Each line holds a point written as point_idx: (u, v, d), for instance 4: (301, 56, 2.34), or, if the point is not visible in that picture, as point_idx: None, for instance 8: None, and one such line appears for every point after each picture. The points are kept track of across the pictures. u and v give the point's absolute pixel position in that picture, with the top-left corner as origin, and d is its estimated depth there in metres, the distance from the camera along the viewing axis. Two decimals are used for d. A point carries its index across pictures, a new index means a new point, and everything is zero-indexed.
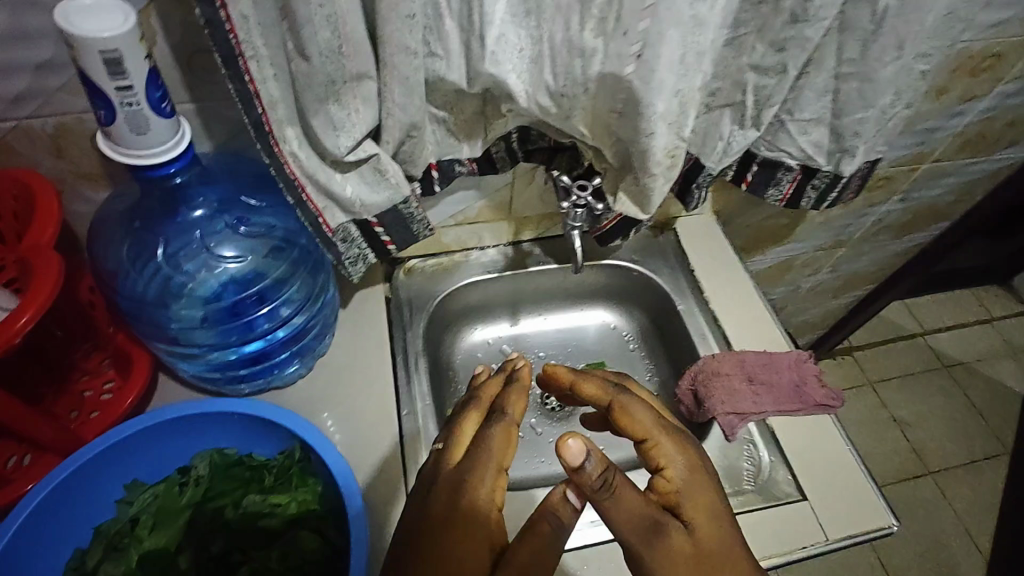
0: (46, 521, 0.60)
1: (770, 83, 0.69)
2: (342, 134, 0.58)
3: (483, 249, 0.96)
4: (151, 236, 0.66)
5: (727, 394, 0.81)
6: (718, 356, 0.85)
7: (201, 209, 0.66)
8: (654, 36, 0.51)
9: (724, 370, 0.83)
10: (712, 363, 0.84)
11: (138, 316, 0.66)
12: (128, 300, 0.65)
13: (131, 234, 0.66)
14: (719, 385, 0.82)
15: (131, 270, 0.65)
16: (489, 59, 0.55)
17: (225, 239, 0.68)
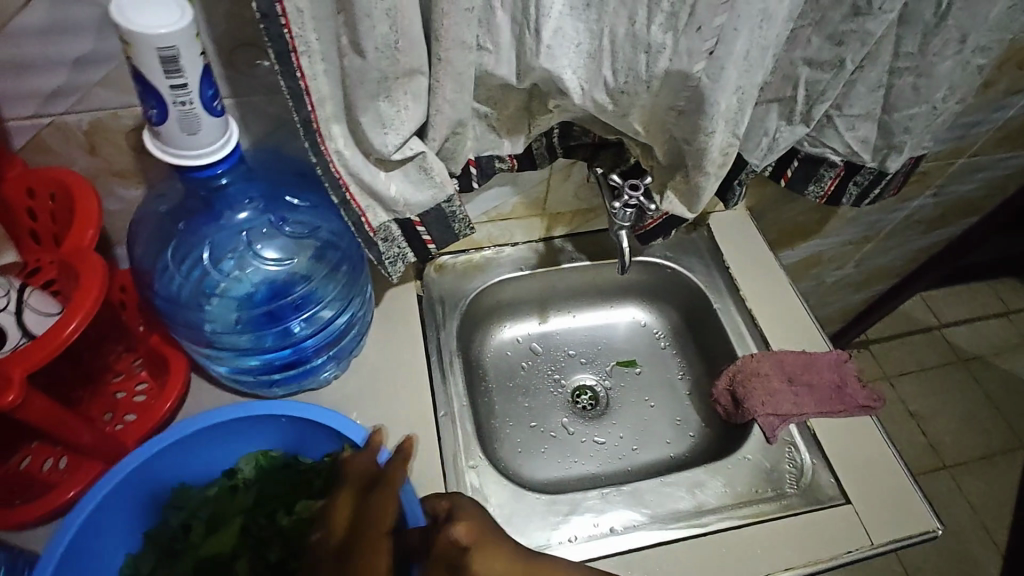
0: (100, 528, 0.59)
1: (826, 78, 0.67)
2: (390, 132, 0.56)
3: (514, 246, 0.94)
4: (193, 237, 0.65)
5: (769, 395, 0.80)
6: (759, 356, 0.83)
7: (246, 210, 0.66)
8: (728, 32, 0.50)
9: (766, 370, 0.81)
10: (753, 363, 0.83)
11: (173, 317, 0.64)
12: (164, 300, 0.63)
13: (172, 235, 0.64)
14: (761, 386, 0.80)
15: (169, 269, 0.64)
16: (544, 54, 0.53)
17: (267, 241, 0.67)
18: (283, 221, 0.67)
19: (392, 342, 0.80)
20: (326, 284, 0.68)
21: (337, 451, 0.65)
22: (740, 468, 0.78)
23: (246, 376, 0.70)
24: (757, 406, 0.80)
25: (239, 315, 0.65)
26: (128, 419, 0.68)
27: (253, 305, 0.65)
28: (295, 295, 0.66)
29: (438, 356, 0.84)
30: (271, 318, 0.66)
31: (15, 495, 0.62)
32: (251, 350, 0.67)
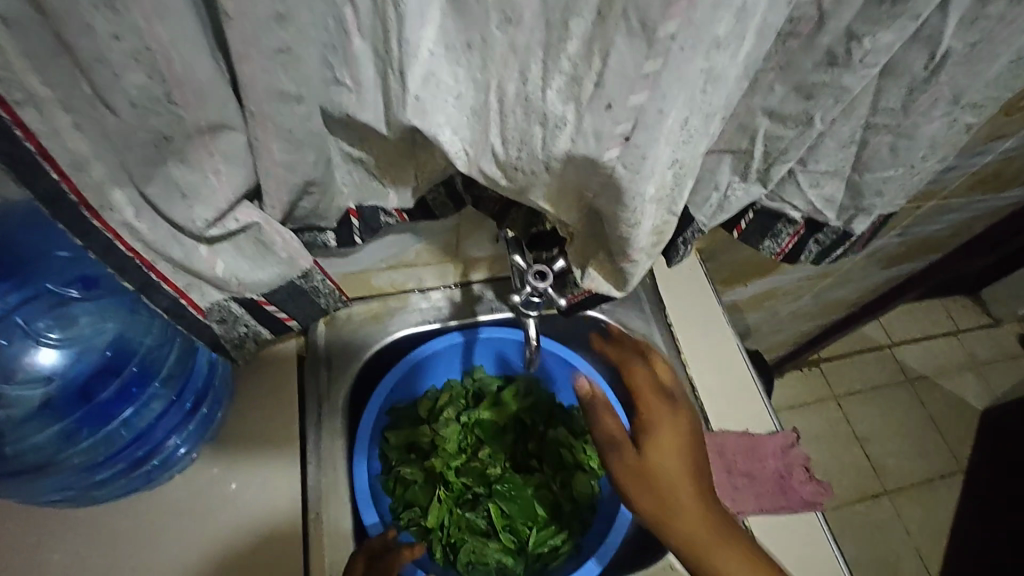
0: (422, 367, 0.76)
1: (789, 135, 0.54)
2: (197, 205, 0.40)
3: (425, 292, 0.78)
4: None
5: (675, 472, 0.56)
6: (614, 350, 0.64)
7: None
8: (650, 115, 0.35)
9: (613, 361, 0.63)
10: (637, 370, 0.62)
11: None
12: None
13: None
14: (667, 467, 0.56)
15: None
16: (412, 107, 0.38)
17: (26, 347, 0.55)
18: (57, 315, 0.56)
19: (257, 417, 0.66)
20: (156, 361, 0.59)
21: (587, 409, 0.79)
22: None
23: (71, 493, 0.58)
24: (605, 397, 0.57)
25: (38, 410, 0.55)
26: None
27: (60, 408, 0.55)
28: (116, 382, 0.57)
29: (318, 439, 0.68)
30: (88, 415, 0.56)
31: None
32: (61, 463, 0.55)
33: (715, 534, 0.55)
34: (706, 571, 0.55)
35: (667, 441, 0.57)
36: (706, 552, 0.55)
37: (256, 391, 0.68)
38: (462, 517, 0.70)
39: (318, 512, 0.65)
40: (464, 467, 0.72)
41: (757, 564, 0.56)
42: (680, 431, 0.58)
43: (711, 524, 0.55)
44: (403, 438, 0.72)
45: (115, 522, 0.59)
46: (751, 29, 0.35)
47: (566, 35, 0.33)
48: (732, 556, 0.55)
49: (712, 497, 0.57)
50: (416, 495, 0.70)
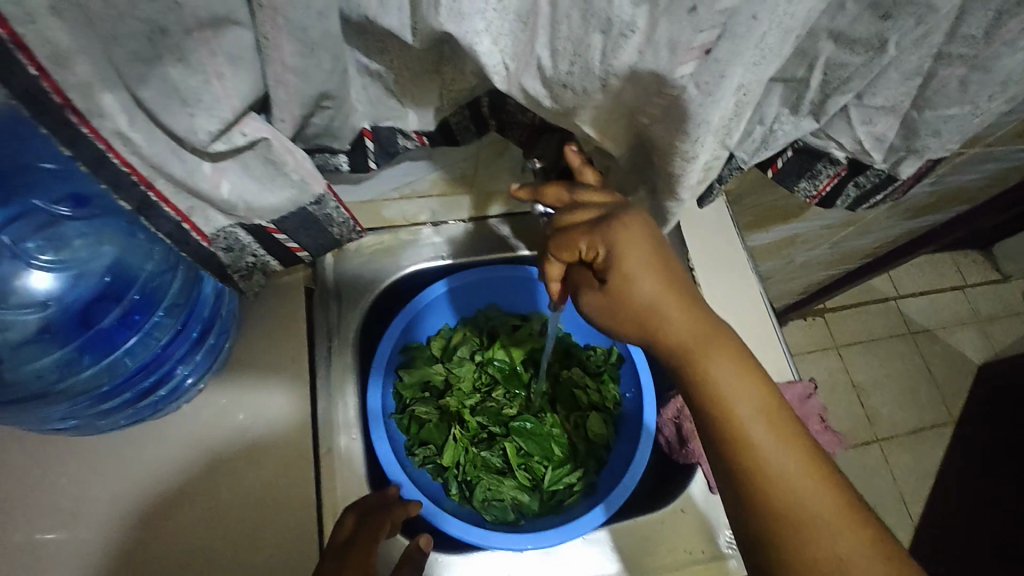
0: (438, 306, 0.74)
1: (854, 62, 0.49)
2: (200, 113, 0.36)
3: (439, 226, 0.74)
4: None
5: (727, 377, 0.46)
6: (627, 223, 0.45)
7: None
8: (741, 21, 0.31)
9: (598, 214, 0.46)
10: (624, 259, 0.45)
11: None
12: None
13: None
14: (712, 370, 0.46)
15: None
16: (445, 8, 0.33)
17: (20, 269, 0.53)
18: (58, 233, 0.54)
19: (267, 357, 0.63)
20: (159, 289, 0.56)
21: (603, 348, 0.77)
22: (675, 525, 0.66)
23: (82, 420, 0.57)
24: (641, 282, 0.45)
25: (37, 335, 0.53)
26: None
27: (64, 335, 0.54)
28: (118, 310, 0.55)
29: (327, 371, 0.67)
30: (91, 343, 0.54)
31: None
32: (62, 393, 0.53)
33: (786, 441, 0.45)
34: (746, 452, 0.45)
35: (710, 341, 0.46)
36: (790, 492, 0.44)
37: (263, 324, 0.64)
38: (476, 455, 0.69)
39: (330, 447, 0.64)
40: (479, 407, 0.72)
41: (844, 488, 0.45)
42: (697, 326, 0.46)
43: (777, 422, 0.46)
44: (418, 377, 0.71)
45: (127, 451, 0.58)
46: None
47: None
48: (776, 426, 0.46)
49: (769, 395, 0.46)
50: (431, 434, 0.68)
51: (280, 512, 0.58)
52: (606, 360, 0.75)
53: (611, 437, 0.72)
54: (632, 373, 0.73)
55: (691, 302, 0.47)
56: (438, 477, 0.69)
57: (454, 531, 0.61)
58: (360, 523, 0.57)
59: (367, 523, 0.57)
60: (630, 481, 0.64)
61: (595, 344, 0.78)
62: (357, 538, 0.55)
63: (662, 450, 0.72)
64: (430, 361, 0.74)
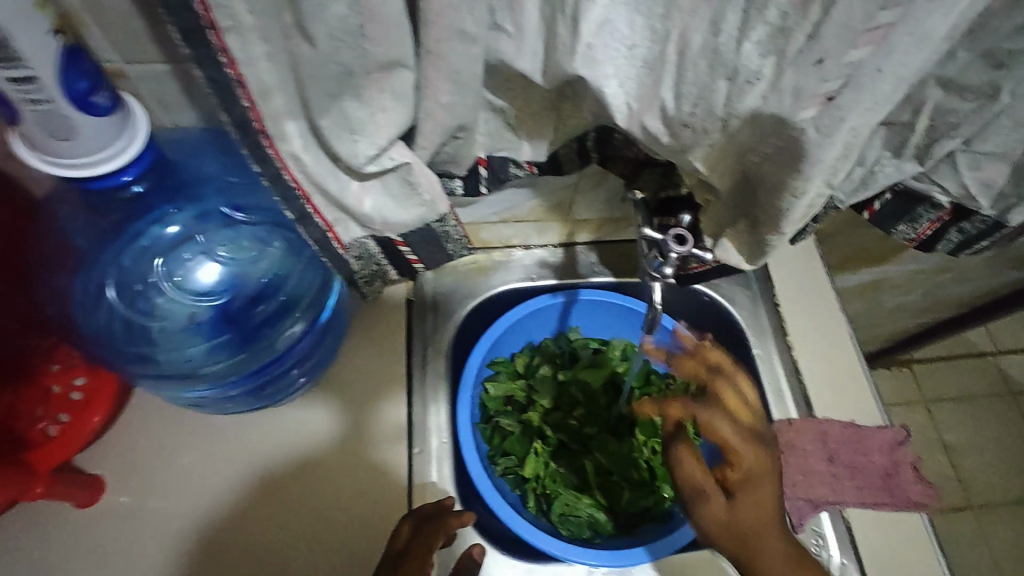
0: (526, 324, 0.78)
1: (963, 108, 0.50)
2: (362, 139, 0.42)
3: (528, 248, 0.79)
4: (104, 265, 0.58)
5: (776, 561, 0.54)
6: (756, 435, 0.56)
7: (173, 225, 0.60)
8: (867, 73, 0.34)
9: (741, 429, 0.55)
10: (742, 446, 0.54)
11: (102, 346, 0.57)
12: (90, 329, 0.57)
13: (87, 263, 0.58)
14: (764, 552, 0.54)
15: (87, 304, 0.57)
16: (581, 55, 0.37)
17: (193, 263, 0.61)
18: (223, 236, 0.61)
19: (340, 374, 0.67)
20: (298, 296, 0.63)
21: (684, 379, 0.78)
22: None
23: (208, 403, 0.63)
24: (758, 487, 0.54)
25: (187, 325, 0.60)
26: (61, 422, 0.58)
27: (209, 329, 0.61)
28: (263, 311, 0.62)
29: (422, 378, 0.70)
30: (234, 337, 0.61)
31: None
32: (203, 376, 0.61)
33: None
34: None
35: (772, 539, 0.54)
36: None
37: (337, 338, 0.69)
38: (556, 471, 0.72)
39: (423, 447, 0.67)
40: (560, 423, 0.75)
41: None
42: (773, 531, 0.54)
43: None
44: (504, 390, 0.74)
45: (234, 437, 0.63)
46: None
47: None
48: None
49: None
50: (514, 446, 0.72)
51: (365, 512, 0.62)
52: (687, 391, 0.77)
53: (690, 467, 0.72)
54: None
55: (784, 531, 0.55)
56: (517, 489, 0.72)
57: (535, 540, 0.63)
58: (416, 530, 0.57)
59: (423, 533, 0.57)
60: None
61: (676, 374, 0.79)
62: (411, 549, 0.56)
63: None
64: (515, 377, 0.77)
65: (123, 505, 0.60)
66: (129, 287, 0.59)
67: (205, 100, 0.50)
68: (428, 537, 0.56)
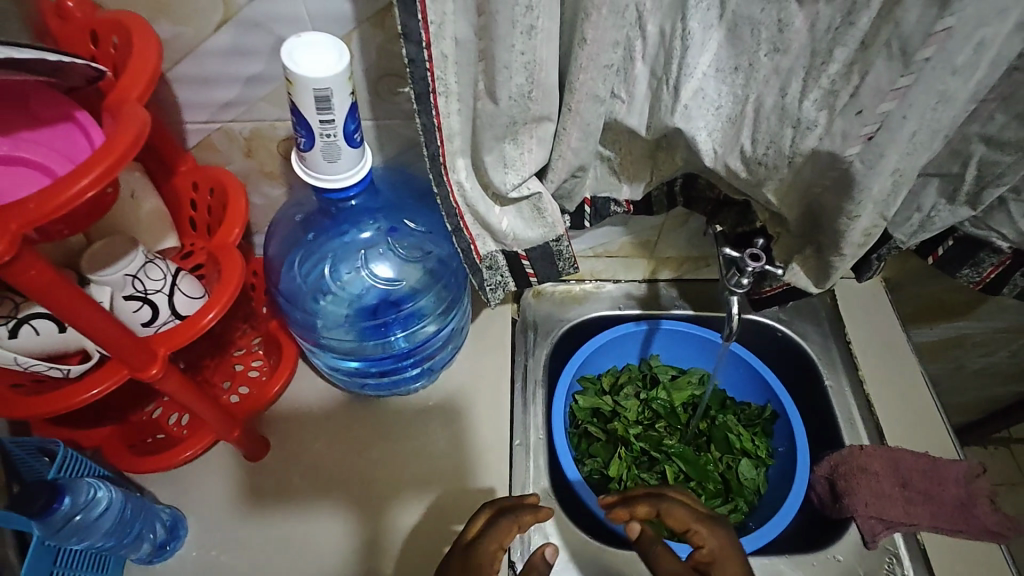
0: (614, 347, 0.88)
1: (1005, 161, 0.59)
2: (511, 172, 0.57)
3: (617, 282, 0.91)
4: (319, 249, 0.70)
5: None
6: (712, 518, 0.60)
7: (369, 231, 0.71)
8: (895, 119, 0.45)
9: (695, 512, 0.60)
10: (703, 524, 0.59)
11: (292, 309, 0.69)
12: (286, 293, 0.69)
13: (302, 245, 0.69)
14: None
15: (292, 268, 0.69)
16: (680, 113, 0.51)
17: (377, 259, 0.71)
18: (404, 241, 0.71)
19: (374, 454, 0.75)
20: (427, 307, 0.72)
21: (756, 405, 0.86)
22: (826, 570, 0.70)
23: (344, 375, 0.76)
24: (725, 567, 0.56)
25: (351, 311, 0.71)
26: (242, 392, 0.75)
27: (365, 315, 0.71)
28: (402, 311, 0.71)
29: (523, 384, 0.82)
30: (379, 328, 0.71)
31: (138, 443, 0.71)
32: (347, 352, 0.72)
33: None
34: None
35: None
36: None
37: (360, 430, 0.76)
38: (637, 475, 0.81)
39: (523, 440, 0.78)
40: (643, 434, 0.83)
41: None
42: None
43: None
44: (592, 402, 0.84)
45: (358, 412, 0.77)
46: (987, 60, 0.43)
47: (829, 60, 0.45)
48: None
49: None
50: (599, 450, 0.82)
51: None
52: (758, 416, 0.84)
53: (760, 483, 0.81)
54: (786, 428, 0.81)
55: None
56: (600, 489, 0.81)
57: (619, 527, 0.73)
58: (489, 521, 0.60)
59: (495, 525, 0.59)
60: (780, 518, 0.72)
61: (747, 400, 0.87)
62: (485, 539, 0.58)
63: (812, 506, 0.77)
64: (601, 392, 0.87)
65: (275, 468, 0.73)
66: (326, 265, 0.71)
67: (389, 148, 0.68)
68: (502, 529, 0.59)
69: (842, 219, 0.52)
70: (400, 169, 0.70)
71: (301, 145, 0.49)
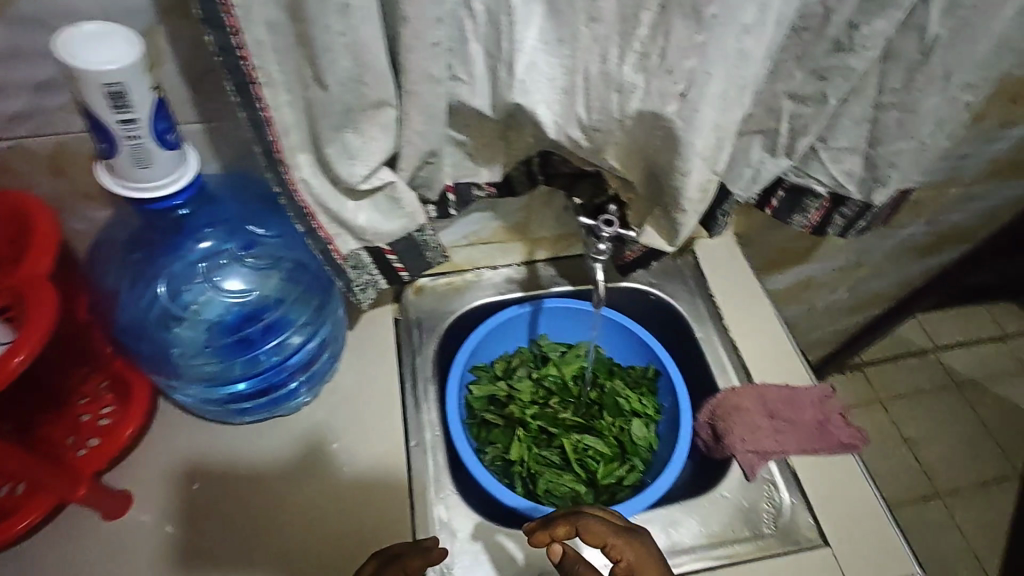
0: (502, 333, 0.89)
1: (808, 112, 0.66)
2: (358, 162, 0.54)
3: (495, 269, 0.90)
4: (151, 269, 0.65)
5: None
6: (629, 532, 0.61)
7: (207, 241, 0.66)
8: (701, 75, 0.49)
9: (615, 527, 0.60)
10: (623, 543, 0.59)
11: (138, 340, 0.64)
12: (127, 325, 0.64)
13: (128, 266, 0.64)
14: None
15: (129, 296, 0.64)
16: (517, 88, 0.52)
17: (230, 271, 0.67)
18: (252, 249, 0.67)
19: (262, 538, 0.66)
20: (291, 316, 0.68)
21: (640, 366, 0.90)
22: (716, 507, 0.75)
23: (214, 406, 0.70)
24: None
25: (207, 330, 0.66)
26: (92, 444, 0.66)
27: (224, 330, 0.66)
28: (264, 322, 0.67)
29: (413, 384, 0.80)
30: (241, 342, 0.66)
31: None
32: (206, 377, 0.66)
33: None
34: None
35: None
36: None
37: (242, 518, 0.67)
38: (536, 453, 0.83)
39: (420, 441, 0.75)
40: (539, 413, 0.85)
41: None
42: None
43: None
44: (486, 391, 0.85)
45: (237, 442, 0.71)
46: (774, 19, 0.47)
47: (637, 24, 0.48)
48: None
49: None
50: (498, 436, 0.83)
51: None
52: (644, 376, 0.88)
53: (653, 441, 0.85)
54: (668, 385, 0.85)
55: None
56: (504, 475, 0.82)
57: (520, 507, 0.73)
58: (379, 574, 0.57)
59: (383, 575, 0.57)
60: (669, 473, 0.76)
61: (634, 364, 0.90)
62: None
63: (700, 451, 0.83)
64: (496, 379, 0.88)
65: (145, 523, 0.66)
66: (170, 286, 0.65)
67: (227, 151, 0.63)
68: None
69: (676, 174, 0.56)
70: (235, 175, 0.65)
71: (104, 150, 0.45)
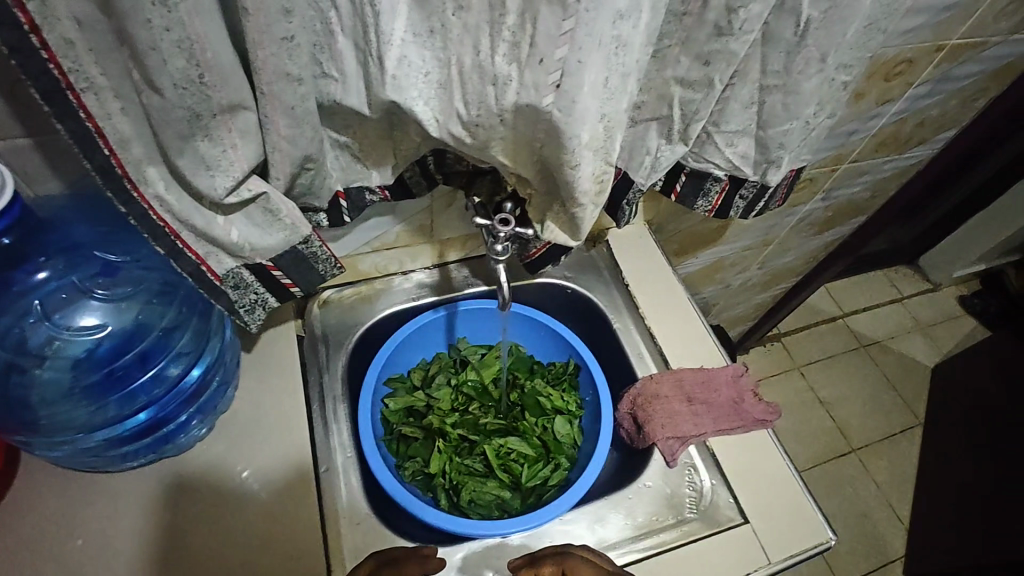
0: (416, 341, 0.85)
1: (697, 98, 0.66)
2: (218, 174, 0.48)
3: (408, 274, 0.87)
4: None
5: None
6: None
7: (44, 272, 0.59)
8: (573, 64, 0.46)
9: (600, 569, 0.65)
10: None
11: None
12: None
13: None
14: None
15: None
16: (391, 84, 0.49)
17: (79, 305, 0.60)
18: (105, 278, 0.61)
19: None
20: (167, 345, 0.62)
21: (560, 361, 0.89)
22: (641, 497, 0.76)
23: (90, 455, 0.62)
24: None
25: (74, 368, 0.59)
26: None
27: (88, 368, 0.59)
28: (136, 352, 0.61)
29: (321, 404, 0.76)
30: (109, 381, 0.60)
31: None
32: (76, 424, 0.59)
33: None
34: None
35: None
36: None
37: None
38: (459, 463, 0.80)
39: (330, 465, 0.72)
40: (459, 420, 0.82)
41: None
42: None
43: None
44: (403, 403, 0.82)
45: (120, 490, 0.63)
46: (647, 4, 0.46)
47: (505, 12, 0.44)
48: None
49: None
50: (418, 450, 0.79)
51: None
52: (564, 371, 0.87)
53: (577, 436, 0.83)
54: (588, 378, 0.84)
55: None
56: (427, 489, 0.78)
57: (442, 523, 0.69)
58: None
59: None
60: (592, 470, 0.74)
61: (555, 360, 0.89)
62: None
63: (624, 441, 0.84)
64: (413, 389, 0.85)
65: None
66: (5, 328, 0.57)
67: (70, 165, 0.56)
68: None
69: (567, 168, 0.54)
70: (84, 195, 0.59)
71: None
